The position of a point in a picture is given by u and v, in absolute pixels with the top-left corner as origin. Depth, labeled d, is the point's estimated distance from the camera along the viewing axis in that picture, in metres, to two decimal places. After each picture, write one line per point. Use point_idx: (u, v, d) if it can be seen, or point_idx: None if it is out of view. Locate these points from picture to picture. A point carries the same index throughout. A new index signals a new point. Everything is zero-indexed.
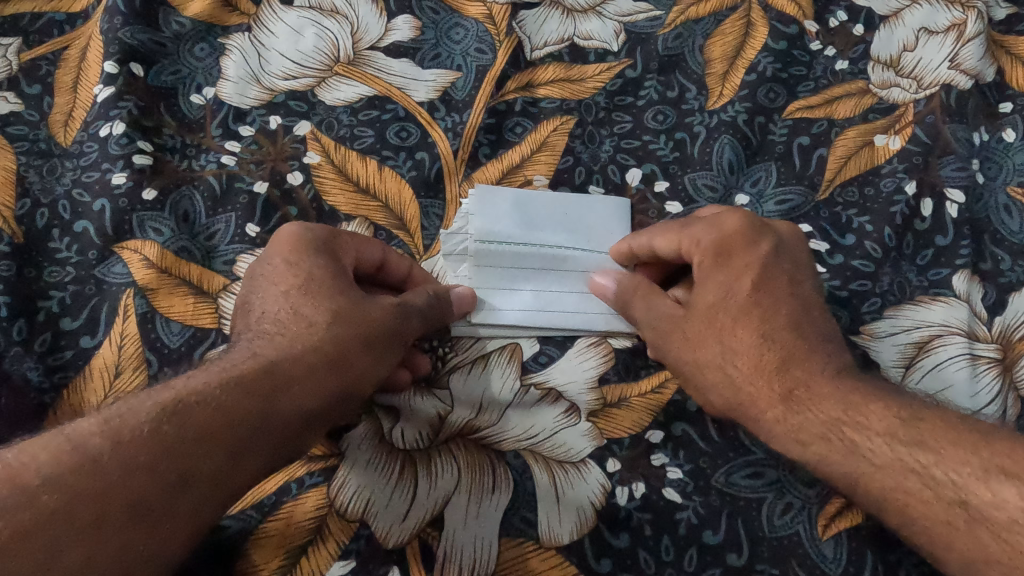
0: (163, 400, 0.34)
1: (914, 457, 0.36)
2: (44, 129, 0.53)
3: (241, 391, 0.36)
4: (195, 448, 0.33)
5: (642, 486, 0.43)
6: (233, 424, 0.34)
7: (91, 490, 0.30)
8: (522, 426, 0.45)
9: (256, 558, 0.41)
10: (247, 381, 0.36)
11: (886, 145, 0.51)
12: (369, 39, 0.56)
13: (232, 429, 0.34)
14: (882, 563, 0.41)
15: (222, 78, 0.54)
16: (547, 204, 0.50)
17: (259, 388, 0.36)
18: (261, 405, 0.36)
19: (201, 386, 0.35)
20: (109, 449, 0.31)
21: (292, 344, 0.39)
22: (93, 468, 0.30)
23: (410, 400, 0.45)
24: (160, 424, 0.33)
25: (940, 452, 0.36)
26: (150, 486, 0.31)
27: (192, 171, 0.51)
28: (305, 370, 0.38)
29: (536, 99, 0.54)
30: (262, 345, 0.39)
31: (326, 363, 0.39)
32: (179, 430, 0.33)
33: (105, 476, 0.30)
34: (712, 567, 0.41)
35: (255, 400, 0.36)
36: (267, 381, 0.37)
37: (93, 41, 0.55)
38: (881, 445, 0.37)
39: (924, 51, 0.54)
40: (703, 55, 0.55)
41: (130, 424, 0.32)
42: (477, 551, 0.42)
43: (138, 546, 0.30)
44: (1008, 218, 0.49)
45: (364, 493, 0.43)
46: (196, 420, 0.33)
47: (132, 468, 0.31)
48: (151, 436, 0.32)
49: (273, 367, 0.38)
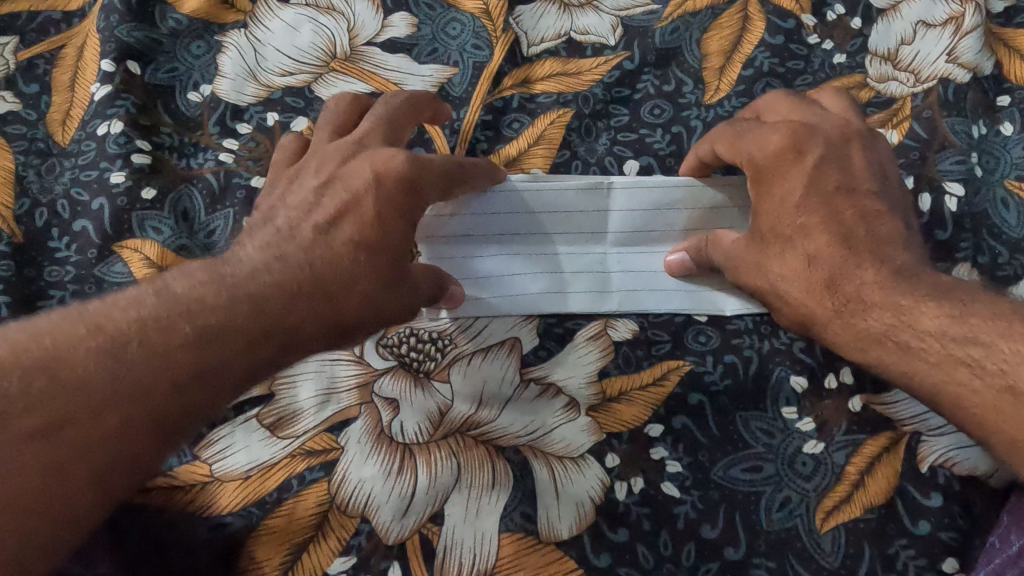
0: (165, 306, 0.34)
1: (966, 350, 0.37)
2: (42, 128, 0.53)
3: (241, 305, 0.36)
4: (174, 360, 0.33)
5: (640, 481, 0.44)
6: (224, 344, 0.34)
7: (81, 385, 0.31)
8: (521, 421, 0.45)
9: (258, 555, 0.42)
10: (247, 295, 0.36)
11: (884, 139, 0.52)
12: (365, 35, 0.56)
13: (216, 347, 0.34)
14: (880, 557, 0.42)
15: (219, 75, 0.54)
16: (547, 191, 0.49)
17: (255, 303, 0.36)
18: (257, 323, 0.36)
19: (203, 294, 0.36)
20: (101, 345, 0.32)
21: (284, 262, 0.39)
22: (78, 362, 0.32)
23: (410, 395, 0.46)
24: (150, 330, 0.33)
25: (990, 343, 0.36)
26: (138, 392, 0.32)
27: (190, 169, 0.51)
28: (302, 295, 0.37)
29: (533, 94, 0.54)
30: (273, 254, 0.39)
31: (314, 287, 0.38)
32: (173, 339, 0.33)
33: (86, 369, 0.32)
34: (710, 561, 0.42)
35: (252, 317, 0.36)
36: (270, 299, 0.37)
37: (89, 40, 0.55)
38: (933, 342, 0.38)
39: (922, 44, 0.54)
40: (700, 48, 0.55)
41: (131, 327, 0.33)
42: (476, 546, 0.42)
43: (102, 447, 0.31)
44: (1007, 211, 0.49)
45: (364, 489, 0.43)
46: (192, 334, 0.34)
47: (112, 370, 0.32)
48: (140, 341, 0.33)
49: (274, 281, 0.37)
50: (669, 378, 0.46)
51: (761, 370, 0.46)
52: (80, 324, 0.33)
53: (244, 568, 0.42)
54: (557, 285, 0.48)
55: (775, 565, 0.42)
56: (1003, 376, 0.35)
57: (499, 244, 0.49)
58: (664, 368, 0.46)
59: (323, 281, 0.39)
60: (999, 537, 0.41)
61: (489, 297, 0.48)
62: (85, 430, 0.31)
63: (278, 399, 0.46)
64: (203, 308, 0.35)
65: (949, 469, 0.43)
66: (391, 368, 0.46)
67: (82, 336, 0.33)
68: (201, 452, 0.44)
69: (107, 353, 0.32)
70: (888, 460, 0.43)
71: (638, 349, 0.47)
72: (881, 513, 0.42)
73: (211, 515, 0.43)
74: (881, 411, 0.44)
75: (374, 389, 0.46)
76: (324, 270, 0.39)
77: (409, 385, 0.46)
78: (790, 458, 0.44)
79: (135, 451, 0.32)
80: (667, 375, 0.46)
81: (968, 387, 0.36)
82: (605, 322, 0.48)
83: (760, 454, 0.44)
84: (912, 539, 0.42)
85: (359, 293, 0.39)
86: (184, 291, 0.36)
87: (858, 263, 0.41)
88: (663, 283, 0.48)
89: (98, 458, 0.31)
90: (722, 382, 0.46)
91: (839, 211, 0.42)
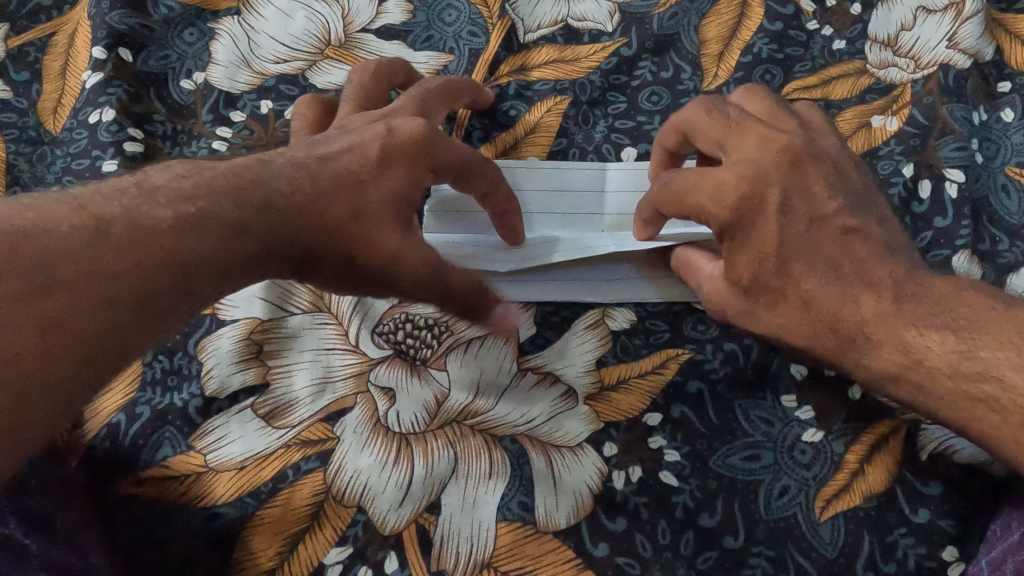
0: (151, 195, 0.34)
1: (980, 389, 0.35)
2: (33, 117, 0.52)
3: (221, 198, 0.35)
4: (163, 239, 0.33)
5: (639, 470, 0.43)
6: (213, 230, 0.34)
7: (71, 254, 0.30)
8: (519, 411, 0.45)
9: (253, 546, 0.41)
10: (233, 192, 0.36)
11: (883, 126, 0.51)
12: (360, 21, 0.55)
13: (206, 234, 0.34)
14: (879, 545, 0.41)
15: (212, 63, 0.53)
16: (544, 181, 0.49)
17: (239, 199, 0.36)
18: (242, 216, 0.36)
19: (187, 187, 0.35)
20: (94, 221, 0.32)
21: (276, 169, 0.39)
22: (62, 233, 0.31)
23: (407, 383, 0.45)
24: (141, 212, 0.33)
25: (1004, 377, 0.35)
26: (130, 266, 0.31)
27: (183, 157, 0.51)
28: (291, 199, 0.38)
29: (530, 81, 0.54)
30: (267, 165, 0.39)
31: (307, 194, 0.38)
32: (158, 222, 0.33)
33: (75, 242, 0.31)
34: (709, 551, 0.42)
35: (239, 210, 0.36)
36: (254, 195, 0.36)
37: (81, 27, 0.55)
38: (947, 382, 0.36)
39: (922, 30, 0.53)
40: (698, 35, 0.55)
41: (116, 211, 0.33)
42: (474, 536, 0.42)
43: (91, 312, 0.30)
44: (1007, 199, 0.49)
45: (361, 478, 0.43)
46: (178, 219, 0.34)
47: (105, 246, 0.31)
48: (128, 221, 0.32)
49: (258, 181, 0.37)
50: (668, 368, 0.46)
51: (761, 359, 0.46)
52: (63, 203, 0.32)
53: (239, 560, 0.41)
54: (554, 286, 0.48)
55: (774, 555, 0.41)
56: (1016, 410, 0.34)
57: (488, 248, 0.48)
58: (663, 357, 0.46)
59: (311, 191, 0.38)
60: (1002, 524, 0.40)
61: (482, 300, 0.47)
62: (80, 296, 0.30)
63: (274, 389, 0.45)
64: (186, 198, 0.35)
65: (948, 458, 0.42)
66: (387, 357, 0.46)
67: (68, 212, 0.32)
68: (196, 443, 0.44)
69: (95, 229, 0.31)
70: (887, 449, 0.43)
71: (635, 339, 0.47)
72: (881, 501, 0.42)
73: (205, 505, 0.42)
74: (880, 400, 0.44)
75: (369, 378, 0.46)
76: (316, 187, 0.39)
77: (405, 375, 0.46)
78: (789, 447, 0.44)
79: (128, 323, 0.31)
80: (666, 364, 0.46)
81: (987, 423, 0.35)
82: (602, 311, 0.48)
83: (759, 443, 0.44)
84: (911, 528, 0.41)
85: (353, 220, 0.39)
86: (169, 186, 0.35)
87: (856, 298, 0.39)
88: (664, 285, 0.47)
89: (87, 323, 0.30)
90: (721, 371, 0.45)
91: (819, 245, 0.40)
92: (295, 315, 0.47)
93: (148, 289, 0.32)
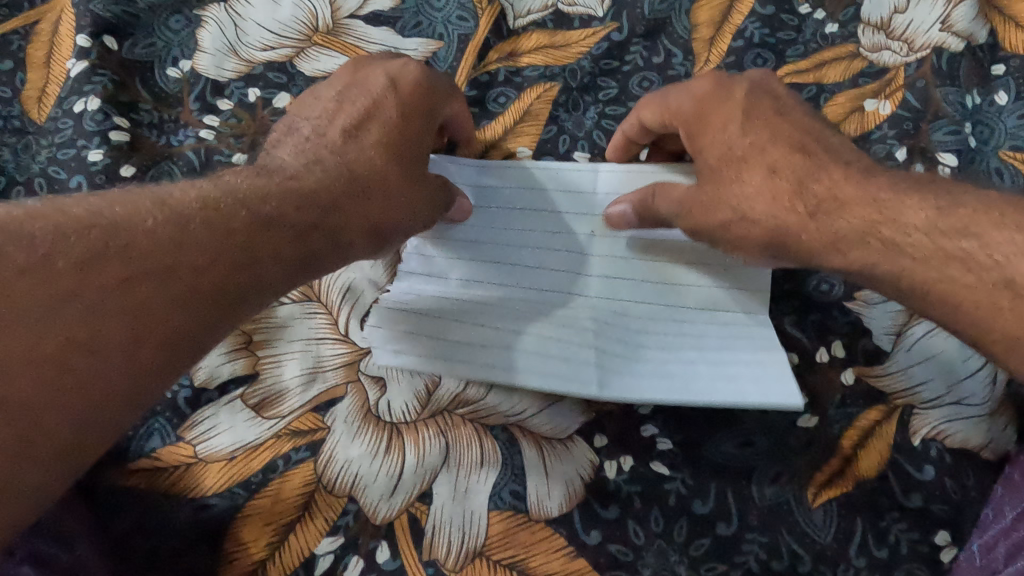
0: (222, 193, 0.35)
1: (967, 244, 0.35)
2: (17, 106, 0.52)
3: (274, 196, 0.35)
4: (243, 238, 0.34)
5: (630, 460, 0.43)
6: (279, 230, 0.35)
7: (148, 251, 0.31)
8: (510, 400, 0.45)
9: (244, 537, 0.41)
10: (304, 193, 0.37)
11: (876, 110, 0.51)
12: (348, 7, 0.54)
13: (284, 238, 0.35)
14: (872, 531, 0.41)
15: (199, 51, 0.53)
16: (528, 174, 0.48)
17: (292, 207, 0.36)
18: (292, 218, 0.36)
19: (263, 189, 0.36)
20: (188, 215, 0.33)
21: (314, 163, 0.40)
22: (159, 231, 0.32)
23: (398, 373, 0.45)
24: (233, 210, 0.34)
25: (983, 235, 0.35)
26: (205, 264, 0.32)
27: (170, 146, 0.50)
28: (357, 191, 0.39)
29: (519, 68, 0.53)
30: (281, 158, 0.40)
31: (359, 185, 0.40)
32: (236, 220, 0.34)
33: (174, 241, 0.32)
34: (701, 538, 0.41)
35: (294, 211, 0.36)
36: (320, 195, 0.38)
37: (64, 15, 0.54)
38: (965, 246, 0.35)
39: (915, 12, 0.53)
40: (690, 19, 0.54)
41: (194, 207, 0.33)
42: (466, 525, 0.42)
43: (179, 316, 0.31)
44: (1001, 182, 0.48)
45: (352, 468, 0.43)
46: (252, 219, 0.34)
47: (199, 243, 0.32)
48: (223, 219, 0.33)
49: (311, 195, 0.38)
50: None
51: None
52: (145, 198, 0.33)
53: (229, 551, 0.41)
54: (531, 332, 0.44)
55: (768, 541, 0.41)
56: (997, 268, 0.34)
57: (468, 252, 0.47)
58: None
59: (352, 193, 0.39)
60: (992, 509, 0.41)
61: (448, 328, 0.44)
62: (153, 292, 0.30)
63: (263, 379, 0.45)
64: (261, 197, 0.36)
65: (940, 442, 0.42)
66: None
67: (150, 207, 0.33)
68: (186, 433, 0.44)
69: (179, 222, 0.32)
70: (881, 434, 0.43)
71: None
72: (874, 486, 0.42)
73: (195, 497, 0.42)
74: (872, 384, 0.44)
75: (360, 368, 0.45)
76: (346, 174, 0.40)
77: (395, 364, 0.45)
78: (783, 434, 0.43)
79: (192, 324, 0.31)
80: None
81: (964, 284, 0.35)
82: None
83: (751, 429, 0.44)
84: (904, 512, 0.41)
85: (392, 197, 0.40)
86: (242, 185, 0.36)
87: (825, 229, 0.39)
88: (691, 357, 0.43)
89: (173, 320, 0.31)
90: None
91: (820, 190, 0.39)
92: (285, 304, 0.47)
93: (224, 283, 0.32)
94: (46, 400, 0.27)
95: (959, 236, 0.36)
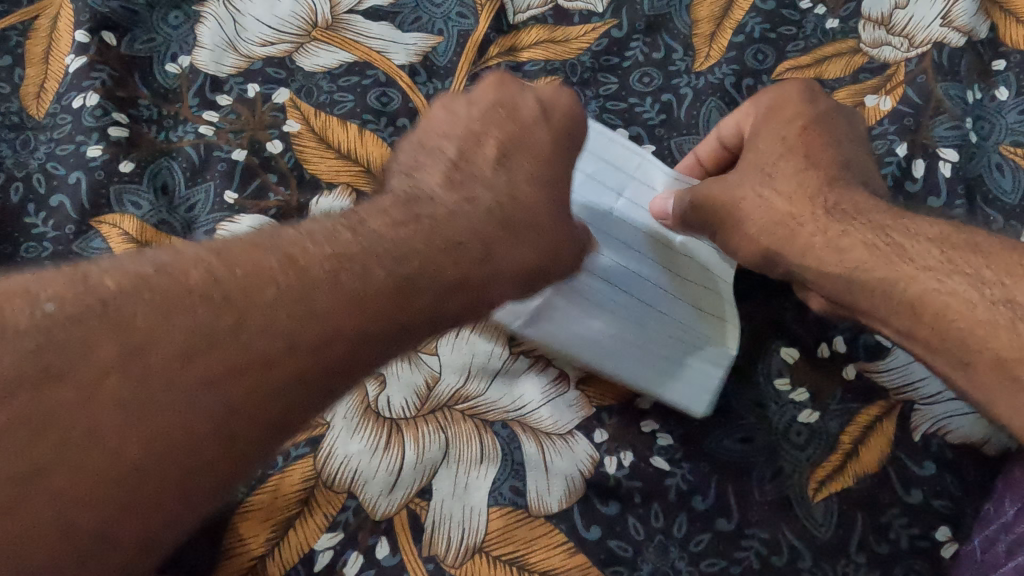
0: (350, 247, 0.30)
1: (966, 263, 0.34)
2: (16, 102, 0.51)
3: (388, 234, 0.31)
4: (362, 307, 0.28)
5: (630, 455, 0.43)
6: (419, 289, 0.30)
7: (309, 315, 0.27)
8: (509, 397, 0.45)
9: (243, 532, 0.41)
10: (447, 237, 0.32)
11: (877, 105, 0.51)
12: (347, 2, 0.54)
13: (397, 307, 0.29)
14: (872, 527, 0.41)
15: (198, 46, 0.53)
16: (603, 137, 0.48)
17: (352, 275, 0.28)
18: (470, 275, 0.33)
19: (395, 239, 0.31)
20: (308, 277, 0.28)
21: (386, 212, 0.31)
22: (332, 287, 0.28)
23: (397, 368, 0.45)
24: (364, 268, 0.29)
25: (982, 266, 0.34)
26: (325, 340, 0.27)
27: (169, 142, 0.50)
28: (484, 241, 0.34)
29: (519, 63, 0.53)
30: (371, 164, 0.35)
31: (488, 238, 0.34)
32: (375, 283, 0.29)
33: (307, 300, 0.27)
34: (701, 533, 0.41)
35: (449, 265, 0.31)
36: (472, 245, 0.33)
37: (63, 10, 0.54)
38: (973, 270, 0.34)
39: (916, 8, 0.53)
40: (690, 15, 0.54)
41: (330, 261, 0.28)
42: (465, 520, 0.42)
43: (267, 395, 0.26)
44: (1002, 177, 0.48)
45: (352, 464, 0.43)
46: (390, 283, 0.29)
47: (332, 311, 0.27)
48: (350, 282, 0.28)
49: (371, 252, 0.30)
50: None
51: (758, 340, 0.46)
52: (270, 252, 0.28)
53: (228, 547, 0.41)
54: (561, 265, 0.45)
55: (768, 537, 0.41)
56: (1001, 289, 0.33)
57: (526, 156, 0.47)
58: None
59: (553, 250, 0.37)
60: (995, 504, 0.40)
61: None
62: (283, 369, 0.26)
63: None
64: (400, 250, 0.31)
65: (942, 438, 0.42)
66: None
67: (278, 266, 0.27)
68: None
69: (311, 285, 0.27)
70: (883, 429, 0.43)
71: None
72: (874, 482, 0.42)
73: None
74: (873, 379, 0.44)
75: None
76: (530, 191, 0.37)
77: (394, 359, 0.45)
78: (783, 429, 0.43)
79: (300, 405, 0.27)
80: None
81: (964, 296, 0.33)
82: None
83: (751, 425, 0.44)
84: (904, 508, 0.41)
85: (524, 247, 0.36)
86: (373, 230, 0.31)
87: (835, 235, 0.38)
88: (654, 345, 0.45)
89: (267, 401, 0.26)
90: None
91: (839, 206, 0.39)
92: None
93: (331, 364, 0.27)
94: (120, 490, 0.23)
95: (968, 252, 0.35)
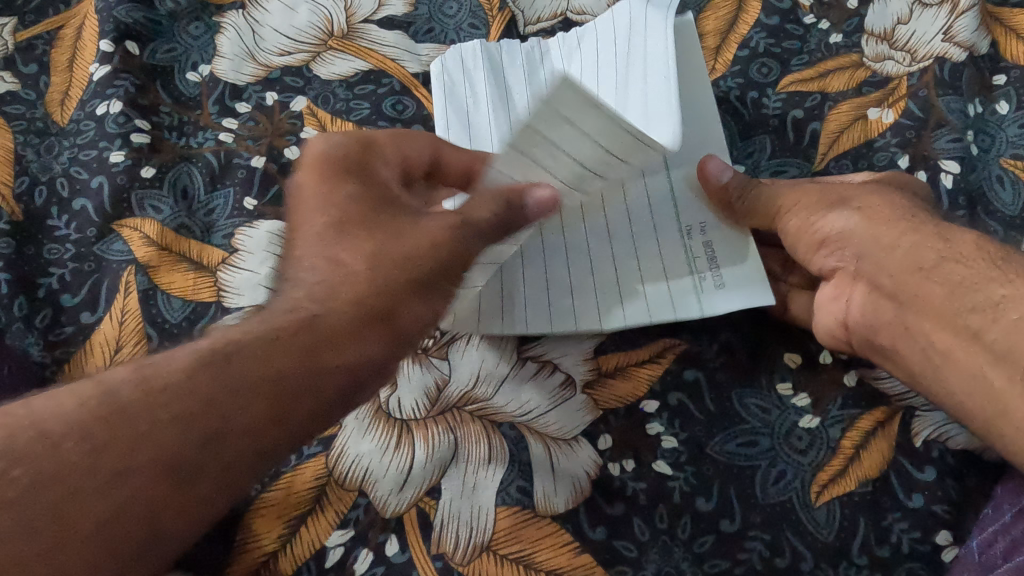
0: (205, 349, 0.32)
1: None
2: (41, 108, 0.53)
3: (266, 332, 0.33)
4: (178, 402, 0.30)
5: (632, 462, 0.44)
6: (235, 370, 0.31)
7: (121, 421, 0.29)
8: (517, 401, 0.46)
9: (256, 528, 0.42)
10: (289, 328, 0.34)
11: (879, 118, 0.52)
12: (362, 13, 0.56)
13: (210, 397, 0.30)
14: (874, 530, 0.42)
15: (218, 56, 0.54)
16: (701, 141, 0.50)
17: (193, 364, 0.31)
18: (361, 337, 0.36)
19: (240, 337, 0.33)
20: (138, 392, 0.30)
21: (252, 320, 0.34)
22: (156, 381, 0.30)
23: (408, 370, 0.46)
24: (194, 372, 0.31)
25: None
26: (142, 443, 0.29)
27: (189, 148, 0.51)
28: (345, 320, 0.35)
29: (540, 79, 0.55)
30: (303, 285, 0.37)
31: (344, 312, 0.36)
32: (193, 379, 0.31)
33: (126, 413, 0.29)
34: (706, 535, 0.42)
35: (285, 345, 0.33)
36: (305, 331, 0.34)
37: (88, 21, 0.55)
38: None
39: (918, 24, 0.54)
40: (696, 28, 0.56)
41: (158, 368, 0.31)
42: (473, 520, 0.43)
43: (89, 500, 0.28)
44: (1003, 190, 0.49)
45: (363, 463, 0.44)
46: (208, 380, 0.31)
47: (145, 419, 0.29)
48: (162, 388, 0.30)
49: (240, 342, 0.33)
50: (667, 356, 0.47)
51: (757, 348, 0.46)
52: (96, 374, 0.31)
53: (243, 542, 0.42)
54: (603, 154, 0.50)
55: (770, 539, 0.42)
56: None
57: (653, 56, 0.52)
58: (662, 345, 0.47)
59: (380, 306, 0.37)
60: (992, 507, 0.41)
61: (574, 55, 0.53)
62: (89, 476, 0.28)
63: None
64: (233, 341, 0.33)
65: (943, 444, 0.43)
66: None
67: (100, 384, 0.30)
68: None
69: (119, 391, 0.30)
70: (884, 434, 0.44)
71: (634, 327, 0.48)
72: (876, 486, 0.43)
73: None
74: (873, 385, 0.45)
75: None
76: (392, 259, 0.38)
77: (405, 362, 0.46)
78: (786, 433, 0.44)
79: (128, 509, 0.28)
80: (664, 353, 0.47)
81: None
82: None
83: (755, 429, 0.44)
84: (906, 513, 0.42)
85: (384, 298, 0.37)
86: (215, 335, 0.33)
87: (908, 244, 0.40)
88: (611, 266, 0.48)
89: (84, 503, 0.27)
90: (718, 360, 0.46)
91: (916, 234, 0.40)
92: None
93: (146, 458, 0.29)
94: None
95: None
